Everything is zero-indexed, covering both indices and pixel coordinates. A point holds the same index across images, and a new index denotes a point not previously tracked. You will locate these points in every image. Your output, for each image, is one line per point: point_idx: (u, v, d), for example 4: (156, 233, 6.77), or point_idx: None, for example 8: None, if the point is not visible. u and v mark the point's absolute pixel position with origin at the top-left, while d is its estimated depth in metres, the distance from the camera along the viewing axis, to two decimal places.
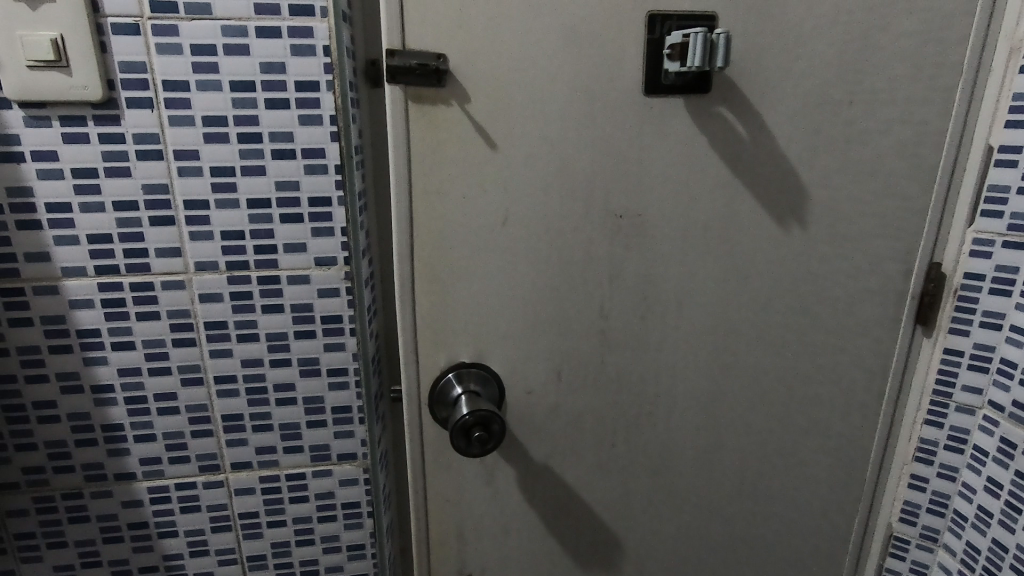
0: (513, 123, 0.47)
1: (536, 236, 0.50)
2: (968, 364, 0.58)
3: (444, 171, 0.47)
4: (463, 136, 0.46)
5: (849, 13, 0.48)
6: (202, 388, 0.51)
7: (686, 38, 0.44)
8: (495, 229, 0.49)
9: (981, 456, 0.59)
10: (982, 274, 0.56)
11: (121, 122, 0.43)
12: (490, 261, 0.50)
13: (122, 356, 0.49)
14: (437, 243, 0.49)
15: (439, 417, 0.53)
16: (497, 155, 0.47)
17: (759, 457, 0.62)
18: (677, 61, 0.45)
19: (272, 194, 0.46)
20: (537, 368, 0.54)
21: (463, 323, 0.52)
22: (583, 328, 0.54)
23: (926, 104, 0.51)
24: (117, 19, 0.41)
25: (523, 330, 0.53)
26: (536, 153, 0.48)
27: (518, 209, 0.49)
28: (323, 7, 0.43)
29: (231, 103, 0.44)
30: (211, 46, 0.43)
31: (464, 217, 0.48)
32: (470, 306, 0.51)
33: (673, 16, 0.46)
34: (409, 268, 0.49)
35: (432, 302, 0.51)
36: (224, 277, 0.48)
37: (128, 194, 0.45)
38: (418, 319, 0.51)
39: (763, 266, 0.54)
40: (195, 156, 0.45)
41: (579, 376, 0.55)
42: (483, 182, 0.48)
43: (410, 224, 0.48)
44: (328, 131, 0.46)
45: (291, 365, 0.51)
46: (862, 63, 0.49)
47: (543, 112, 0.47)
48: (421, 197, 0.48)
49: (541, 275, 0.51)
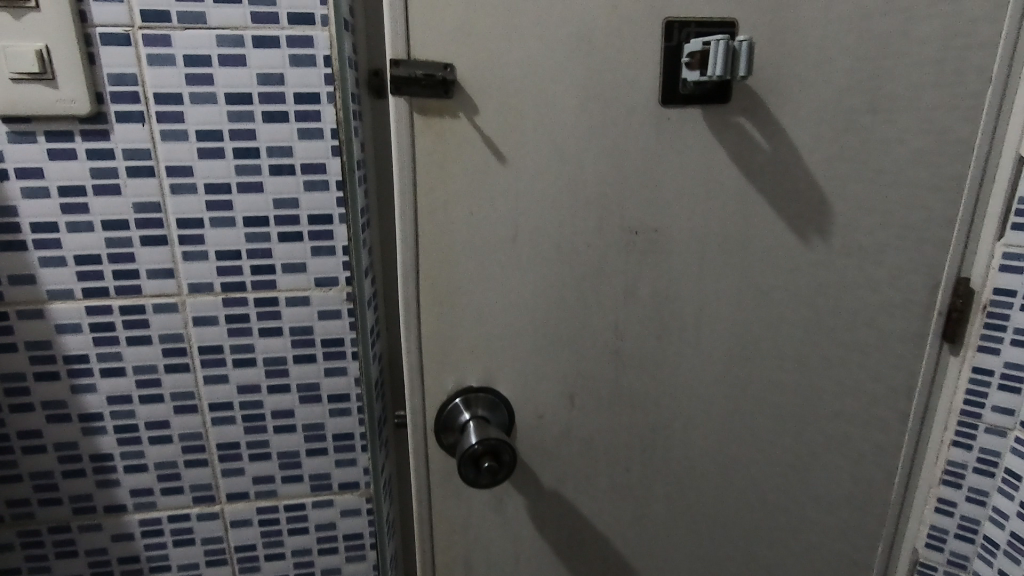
0: (523, 136, 0.44)
1: (547, 253, 0.47)
2: (999, 384, 0.56)
3: (452, 186, 0.45)
4: (471, 149, 0.44)
5: (877, 20, 0.46)
6: (196, 416, 0.48)
7: (707, 45, 0.42)
8: (504, 246, 0.47)
9: (1014, 479, 0.57)
10: (1014, 289, 0.53)
11: (110, 136, 0.41)
12: (499, 281, 0.48)
13: (112, 383, 0.46)
14: (444, 262, 0.46)
15: (446, 444, 0.51)
16: (507, 170, 0.45)
17: (781, 483, 0.59)
18: (697, 69, 0.43)
19: (270, 212, 0.44)
20: (548, 391, 0.52)
21: (471, 346, 0.49)
22: (597, 349, 0.51)
23: (955, 114, 0.49)
24: (107, 29, 0.39)
25: (534, 352, 0.50)
26: (547, 167, 0.45)
27: (529, 225, 0.46)
28: (324, 15, 0.41)
29: (227, 116, 0.42)
30: (206, 56, 0.40)
31: (472, 233, 0.46)
32: (478, 327, 0.49)
33: (692, 23, 0.44)
34: (415, 289, 0.47)
35: (439, 324, 0.48)
36: (219, 299, 0.45)
37: (118, 212, 0.43)
38: (424, 341, 0.49)
39: (785, 283, 0.52)
40: (189, 172, 0.42)
41: (592, 400, 0.53)
42: (492, 197, 0.45)
43: (416, 241, 0.46)
44: (329, 145, 0.43)
45: (291, 390, 0.49)
46: (890, 71, 0.47)
47: (555, 124, 0.44)
48: (427, 214, 0.45)
49: (552, 294, 0.49)
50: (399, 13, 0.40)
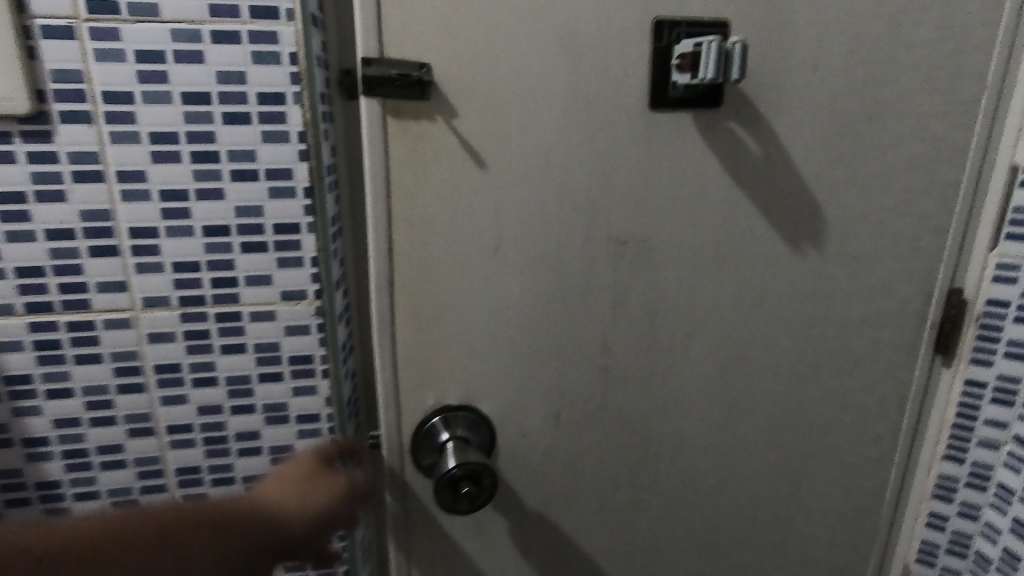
0: (503, 140, 0.42)
1: (530, 265, 0.45)
2: (991, 397, 0.53)
3: (428, 194, 0.42)
4: (449, 154, 0.41)
5: (873, 22, 0.44)
6: (153, 440, 0.45)
7: (698, 47, 0.40)
8: (485, 257, 0.44)
9: (1006, 495, 0.54)
10: (1007, 301, 0.51)
11: (54, 138, 0.38)
12: (479, 293, 0.45)
13: (59, 405, 0.43)
14: (420, 273, 0.44)
15: (425, 463, 0.48)
16: (487, 176, 0.42)
17: (772, 501, 0.57)
18: (687, 72, 0.41)
19: (231, 220, 0.41)
20: (531, 409, 0.49)
21: (450, 362, 0.46)
22: (583, 364, 0.49)
23: (953, 121, 0.47)
24: (48, 21, 0.36)
25: (516, 367, 0.48)
26: (530, 174, 0.43)
27: (510, 234, 0.44)
28: (289, 9, 0.38)
29: (184, 117, 0.39)
30: (159, 52, 0.37)
31: (450, 243, 0.43)
32: (456, 342, 0.46)
33: (683, 23, 0.41)
34: (389, 303, 0.44)
35: (416, 340, 0.45)
36: (177, 314, 0.42)
37: (63, 220, 0.39)
38: (399, 357, 0.46)
39: (777, 295, 0.50)
40: (142, 177, 0.39)
41: (578, 417, 0.50)
42: (472, 205, 0.43)
43: (390, 251, 0.43)
44: (296, 149, 0.40)
45: (256, 411, 0.45)
46: (886, 77, 0.45)
47: (537, 128, 0.42)
48: (402, 223, 0.42)
49: (536, 307, 0.46)
50: (370, 8, 0.38)
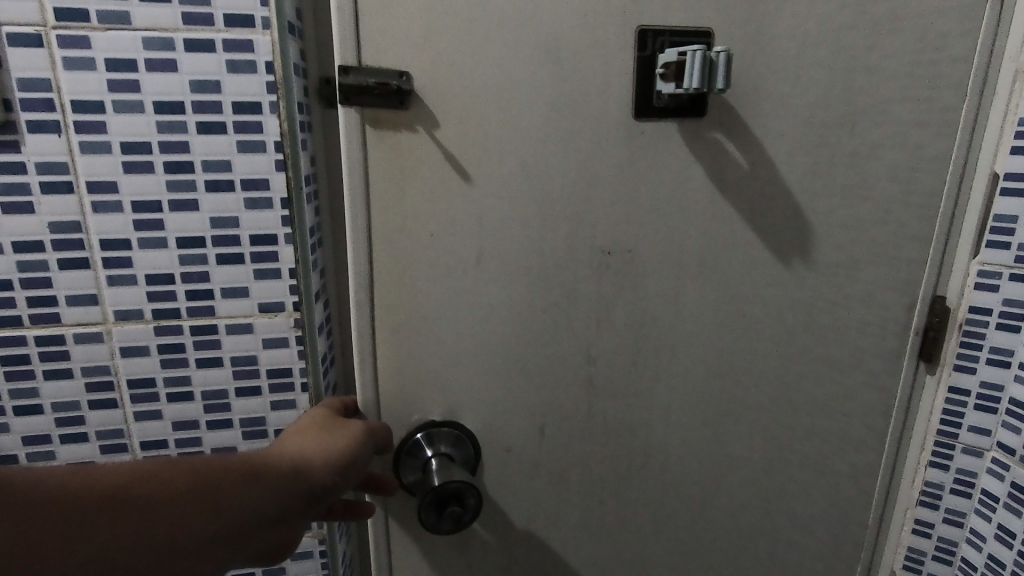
0: (485, 150, 0.41)
1: (511, 277, 0.44)
2: (975, 405, 0.54)
3: (407, 206, 0.41)
4: (427, 166, 0.41)
5: (853, 32, 0.44)
6: (127, 456, 0.44)
7: (682, 56, 0.39)
8: (467, 268, 0.43)
9: (990, 501, 0.55)
10: (989, 308, 0.51)
11: (21, 149, 0.37)
12: (459, 306, 0.44)
13: (28, 422, 0.41)
14: (401, 285, 0.43)
15: (405, 483, 0.47)
16: (466, 187, 0.42)
17: (757, 511, 0.56)
18: (672, 82, 0.40)
19: (207, 231, 0.40)
20: (515, 422, 0.48)
21: (432, 375, 0.46)
22: (567, 376, 0.48)
23: (933, 131, 0.47)
24: (15, 28, 0.35)
25: (500, 380, 0.47)
26: (511, 185, 0.42)
27: (492, 246, 0.43)
28: (264, 18, 0.37)
29: (157, 127, 0.38)
30: (131, 61, 0.36)
31: (431, 254, 0.43)
32: (438, 355, 0.45)
33: (665, 31, 0.41)
34: (369, 315, 0.43)
35: (398, 354, 0.44)
36: (150, 328, 0.41)
37: (31, 233, 0.38)
38: (381, 371, 0.45)
39: (758, 304, 0.50)
40: (113, 188, 0.38)
41: (561, 428, 0.50)
42: (452, 217, 0.42)
43: (371, 264, 0.42)
44: (273, 159, 0.40)
45: (233, 426, 0.44)
46: (868, 86, 0.45)
47: (518, 137, 0.41)
48: (380, 235, 0.42)
49: (517, 320, 0.46)
50: (348, 18, 0.37)
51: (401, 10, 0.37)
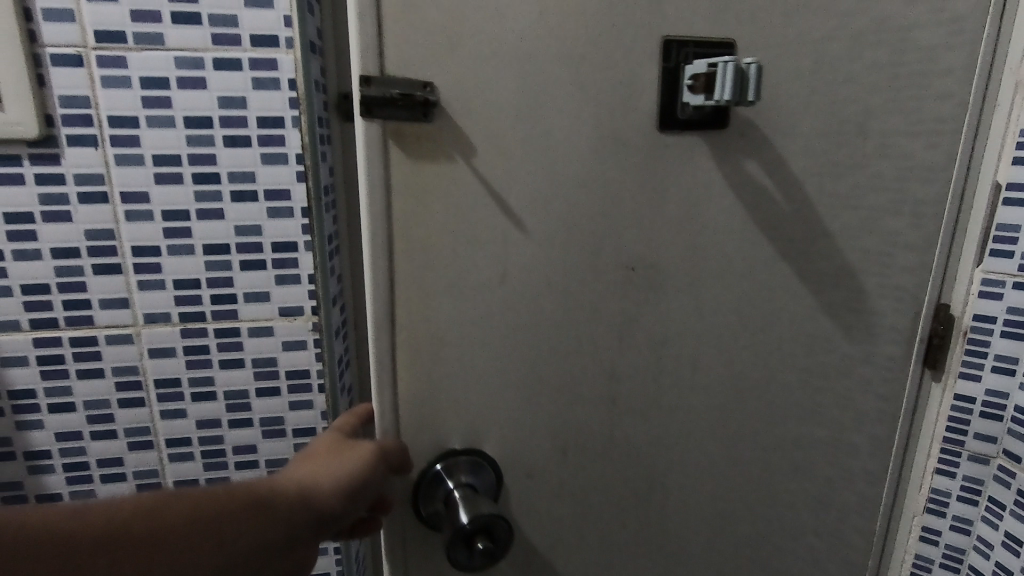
0: (509, 159, 0.38)
1: (540, 301, 0.42)
2: (980, 412, 0.54)
3: (430, 224, 0.38)
4: (453, 183, 0.38)
5: (865, 42, 0.43)
6: (152, 453, 0.46)
7: (714, 68, 0.38)
8: (491, 287, 0.40)
9: (997, 508, 0.54)
10: (993, 316, 0.51)
11: (61, 161, 0.39)
12: (485, 333, 0.41)
13: (61, 419, 0.44)
14: (423, 308, 0.40)
15: (424, 516, 0.43)
16: (493, 205, 0.39)
17: (779, 534, 0.54)
18: (702, 94, 0.39)
19: (231, 239, 0.42)
20: (538, 449, 0.45)
21: (453, 404, 0.42)
22: (590, 396, 0.45)
23: (941, 141, 0.47)
24: (58, 49, 0.37)
25: (524, 404, 0.44)
26: (538, 204, 0.40)
27: (515, 264, 0.41)
28: (288, 38, 0.40)
29: (186, 140, 0.40)
30: (163, 78, 0.39)
31: (456, 273, 0.39)
32: (461, 381, 0.42)
33: (691, 42, 0.40)
34: (388, 343, 0.40)
35: (416, 383, 0.41)
36: (177, 330, 0.43)
37: (68, 239, 0.40)
38: (400, 402, 0.41)
39: (782, 320, 0.48)
40: (145, 198, 0.41)
41: (588, 458, 0.47)
42: (475, 233, 0.39)
43: (391, 287, 0.38)
44: (294, 171, 0.42)
45: (253, 425, 0.46)
46: (885, 100, 0.45)
47: (542, 144, 0.39)
48: (399, 252, 0.38)
49: (544, 347, 0.43)
50: (370, 25, 0.34)
51: (427, 18, 0.35)
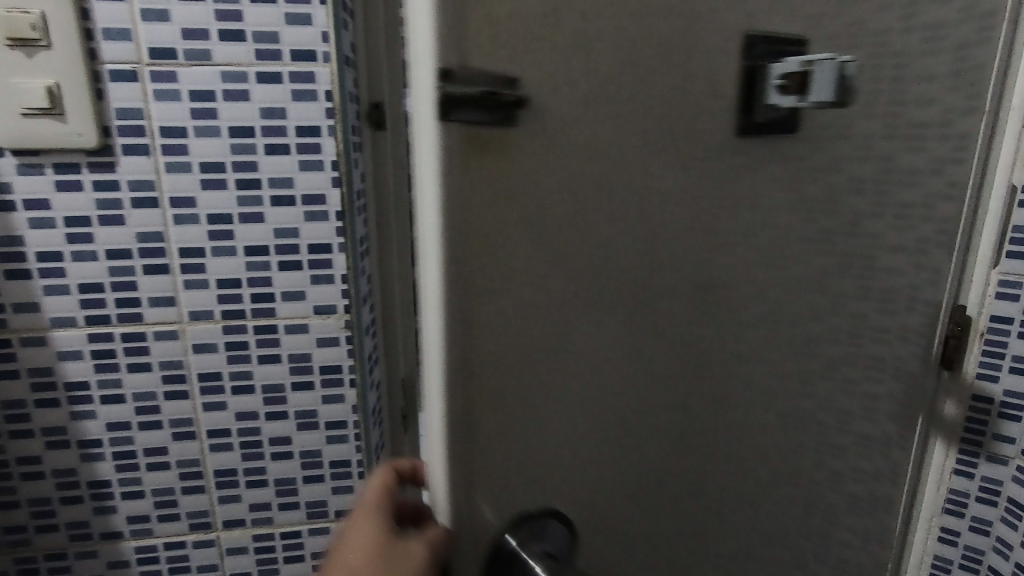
0: (585, 161, 0.32)
1: (617, 341, 0.35)
2: (1000, 412, 0.51)
3: (507, 255, 0.30)
4: (530, 196, 0.30)
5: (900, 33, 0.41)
6: (194, 443, 0.48)
7: (808, 66, 0.36)
8: (568, 317, 0.33)
9: (1016, 510, 0.51)
10: (1011, 316, 0.49)
11: (116, 169, 0.42)
12: (557, 387, 0.34)
13: (112, 410, 0.47)
14: (496, 350, 0.31)
15: None
16: (565, 232, 0.32)
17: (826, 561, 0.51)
18: (795, 94, 0.36)
19: (270, 241, 0.45)
20: (610, 503, 0.38)
21: (526, 463, 0.34)
22: (661, 428, 0.39)
23: (960, 141, 0.46)
24: (115, 65, 0.40)
25: (597, 450, 0.36)
26: (618, 235, 0.34)
27: (589, 287, 0.33)
28: (325, 52, 0.42)
29: (230, 149, 0.43)
30: (210, 91, 0.42)
31: (530, 301, 0.32)
32: (534, 434, 0.34)
33: (764, 36, 0.35)
34: (457, 402, 0.30)
35: (485, 452, 0.32)
36: (219, 327, 0.46)
37: (121, 242, 0.43)
38: (468, 476, 0.32)
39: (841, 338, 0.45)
40: (191, 203, 0.43)
41: (656, 506, 0.40)
42: (549, 252, 0.32)
43: (463, 329, 0.30)
44: (329, 176, 0.44)
45: (288, 418, 0.49)
46: (917, 94, 0.43)
47: (621, 141, 0.32)
48: (476, 302, 0.30)
49: (617, 388, 0.37)
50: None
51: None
